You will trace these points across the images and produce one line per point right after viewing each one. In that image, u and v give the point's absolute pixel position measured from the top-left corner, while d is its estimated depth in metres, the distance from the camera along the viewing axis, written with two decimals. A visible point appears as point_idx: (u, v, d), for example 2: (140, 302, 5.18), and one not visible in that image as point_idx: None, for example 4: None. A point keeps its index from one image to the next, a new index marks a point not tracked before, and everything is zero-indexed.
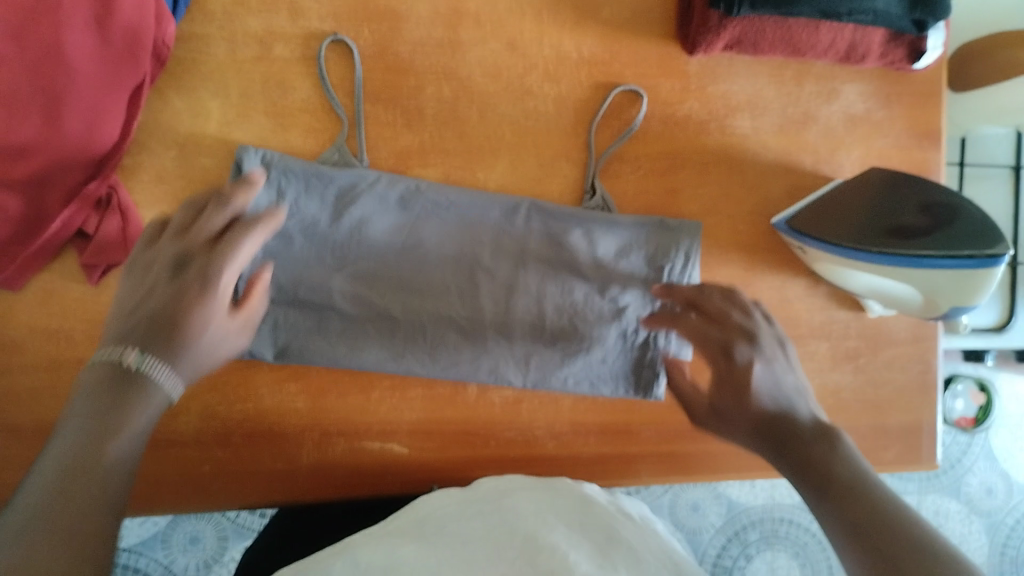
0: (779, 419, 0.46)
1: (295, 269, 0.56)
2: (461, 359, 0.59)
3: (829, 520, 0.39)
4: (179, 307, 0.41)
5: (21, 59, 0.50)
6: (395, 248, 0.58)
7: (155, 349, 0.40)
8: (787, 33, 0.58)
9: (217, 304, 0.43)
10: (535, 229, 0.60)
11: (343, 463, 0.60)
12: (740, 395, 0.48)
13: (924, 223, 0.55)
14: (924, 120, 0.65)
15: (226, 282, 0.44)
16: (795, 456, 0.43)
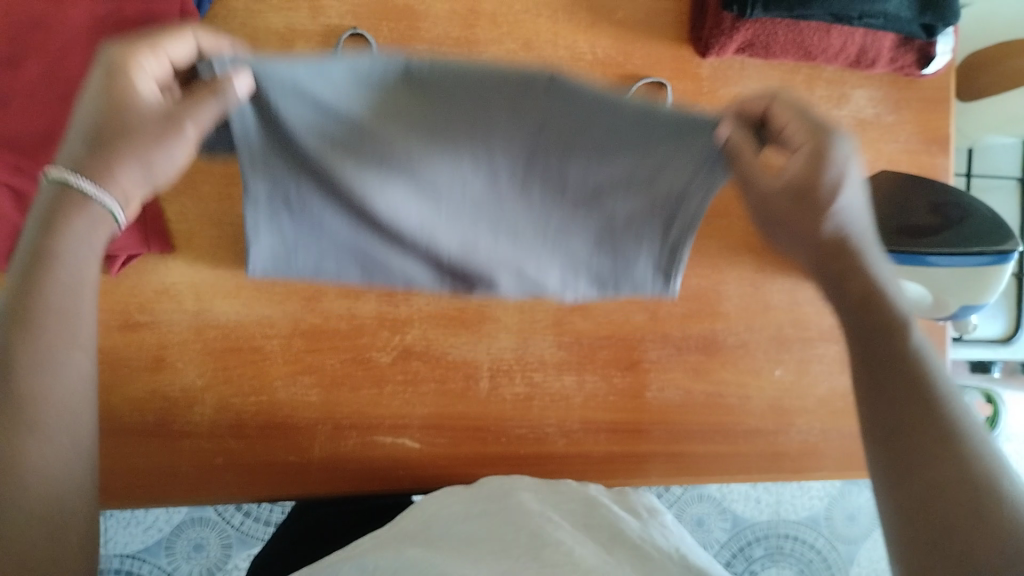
0: (868, 307, 0.44)
1: (286, 158, 0.47)
2: (483, 267, 0.57)
3: (874, 400, 0.40)
4: (109, 127, 0.39)
5: (41, 52, 0.52)
6: (392, 134, 0.45)
7: (84, 164, 0.39)
8: (798, 36, 0.59)
9: (152, 130, 0.40)
10: (560, 101, 0.42)
11: (356, 457, 0.60)
12: (808, 227, 0.46)
13: (934, 221, 0.55)
14: (932, 126, 0.66)
15: (142, 81, 0.39)
16: (876, 354, 0.42)
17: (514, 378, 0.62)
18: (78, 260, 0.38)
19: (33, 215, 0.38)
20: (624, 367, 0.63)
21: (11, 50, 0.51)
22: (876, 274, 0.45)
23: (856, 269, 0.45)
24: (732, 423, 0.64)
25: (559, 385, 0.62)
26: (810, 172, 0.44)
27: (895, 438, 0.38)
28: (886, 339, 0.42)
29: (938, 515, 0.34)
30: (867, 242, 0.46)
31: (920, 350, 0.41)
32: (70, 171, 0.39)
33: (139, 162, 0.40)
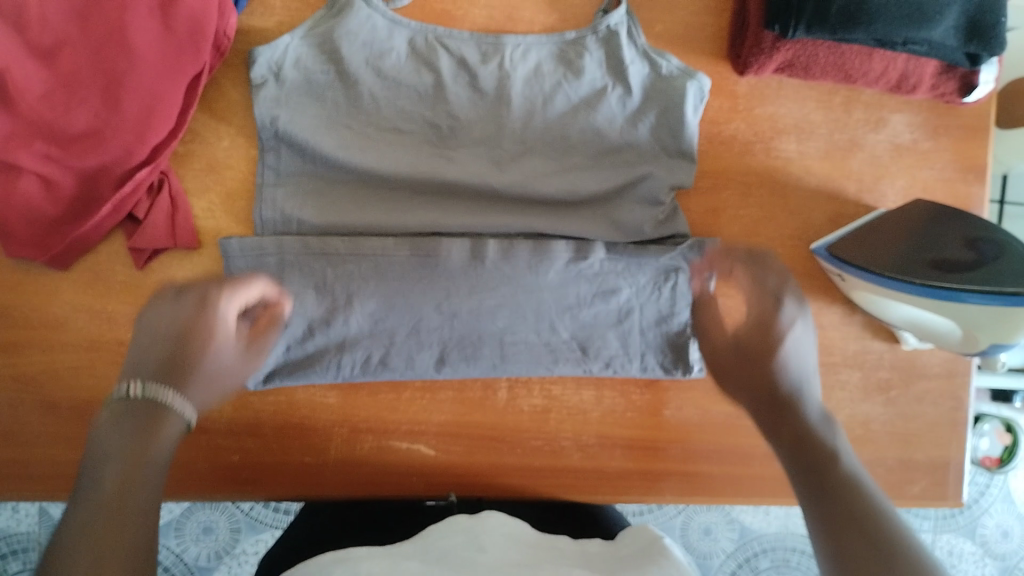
0: (794, 427, 0.43)
1: (341, 200, 0.59)
2: (466, 163, 0.59)
3: (804, 481, 0.40)
4: (179, 362, 0.47)
5: (84, 44, 0.52)
6: (456, 218, 0.60)
7: (171, 379, 0.46)
8: (839, 58, 0.58)
9: (230, 376, 0.50)
10: (575, 174, 0.60)
11: (369, 462, 0.60)
12: (755, 377, 0.46)
13: (968, 258, 0.54)
14: (971, 154, 0.64)
15: (229, 311, 0.50)
16: (819, 487, 0.39)
17: (532, 389, 0.62)
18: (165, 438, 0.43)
19: (112, 430, 0.42)
20: (643, 385, 0.63)
21: (52, 40, 0.52)
22: (812, 420, 0.43)
23: (801, 426, 0.43)
24: (750, 447, 0.64)
25: (577, 400, 0.62)
26: (762, 324, 0.48)
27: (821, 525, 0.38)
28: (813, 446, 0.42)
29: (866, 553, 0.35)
30: (806, 398, 0.45)
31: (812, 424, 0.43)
32: (157, 390, 0.45)
33: (203, 374, 0.48)
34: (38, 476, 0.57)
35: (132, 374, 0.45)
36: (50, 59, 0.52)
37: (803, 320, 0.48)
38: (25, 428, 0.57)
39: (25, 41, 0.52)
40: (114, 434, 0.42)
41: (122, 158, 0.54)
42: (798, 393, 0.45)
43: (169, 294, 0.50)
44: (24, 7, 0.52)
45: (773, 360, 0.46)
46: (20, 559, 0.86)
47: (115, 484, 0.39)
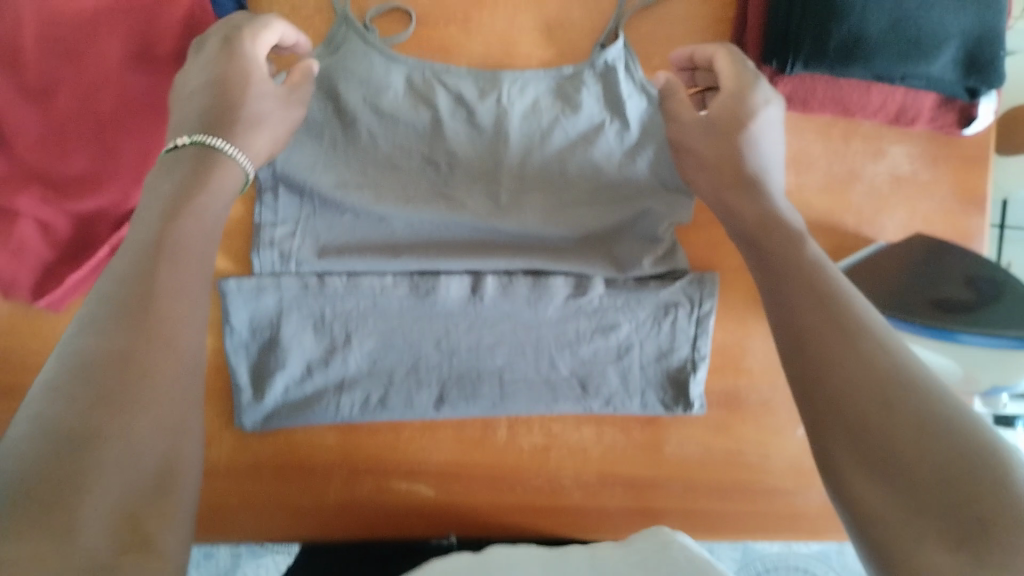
0: (806, 285, 0.41)
1: (342, 238, 0.59)
2: (465, 200, 0.59)
3: (797, 321, 0.40)
4: (238, 100, 0.46)
5: (79, 87, 0.51)
6: (458, 258, 0.59)
7: (228, 132, 0.45)
8: (838, 92, 0.58)
9: (268, 113, 0.48)
10: (575, 208, 0.60)
11: (368, 503, 0.60)
12: (712, 154, 0.50)
13: (967, 297, 0.54)
14: (971, 185, 0.63)
15: (255, 50, 0.47)
16: (784, 315, 0.41)
17: (532, 427, 0.61)
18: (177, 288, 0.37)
19: (176, 172, 0.42)
20: (644, 421, 0.63)
21: (47, 83, 0.51)
22: (772, 203, 0.48)
23: (792, 264, 0.43)
24: (751, 482, 0.63)
25: (577, 437, 0.62)
26: (733, 103, 0.50)
27: (802, 354, 0.39)
28: (806, 284, 0.41)
29: (895, 431, 0.34)
30: (765, 180, 0.49)
31: (807, 268, 0.42)
32: (217, 139, 0.44)
33: (257, 129, 0.47)
34: None
35: (179, 130, 0.44)
36: (44, 101, 0.51)
37: (768, 115, 0.50)
38: None
39: (19, 82, 0.51)
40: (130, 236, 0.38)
41: (118, 202, 0.53)
42: (757, 178, 0.49)
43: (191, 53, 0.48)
44: (18, 48, 0.50)
45: (742, 146, 0.49)
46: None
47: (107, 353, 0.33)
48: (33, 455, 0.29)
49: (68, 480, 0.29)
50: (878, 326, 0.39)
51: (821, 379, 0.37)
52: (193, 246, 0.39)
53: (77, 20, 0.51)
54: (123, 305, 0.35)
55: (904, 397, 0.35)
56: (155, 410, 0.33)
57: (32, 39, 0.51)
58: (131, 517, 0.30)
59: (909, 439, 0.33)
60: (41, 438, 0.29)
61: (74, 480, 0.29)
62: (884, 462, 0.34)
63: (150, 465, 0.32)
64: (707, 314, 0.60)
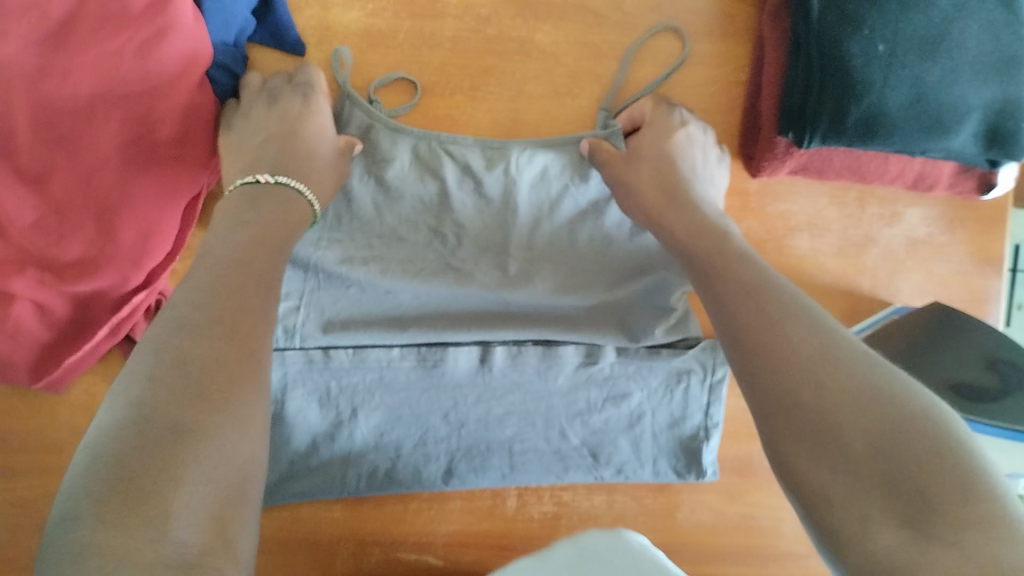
0: (740, 285, 0.41)
1: (350, 309, 0.57)
2: (472, 270, 0.58)
3: (733, 317, 0.40)
4: (301, 145, 0.52)
5: (75, 171, 0.50)
6: (465, 328, 0.58)
7: (288, 170, 0.51)
8: (855, 161, 0.56)
9: (330, 152, 0.53)
10: (584, 275, 0.59)
11: (378, 573, 0.59)
12: (651, 167, 0.54)
13: (993, 382, 0.54)
14: (987, 247, 0.62)
15: (323, 106, 0.55)
16: (719, 313, 0.41)
17: (543, 496, 0.61)
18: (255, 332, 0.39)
19: (242, 202, 0.47)
20: (656, 488, 0.62)
21: (42, 167, 0.50)
22: (701, 211, 0.50)
23: (733, 263, 0.43)
24: (765, 547, 0.62)
25: (589, 505, 0.61)
26: (660, 124, 0.56)
27: (738, 347, 0.39)
28: (741, 279, 0.42)
29: (829, 403, 0.33)
30: (691, 186, 0.53)
31: (749, 265, 0.43)
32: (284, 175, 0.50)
33: (319, 168, 0.52)
34: None
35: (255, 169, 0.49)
36: (39, 186, 0.50)
37: (694, 137, 0.56)
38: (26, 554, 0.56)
39: (13, 167, 0.50)
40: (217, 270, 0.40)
41: (117, 285, 0.52)
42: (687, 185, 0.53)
43: (260, 99, 0.54)
44: (13, 132, 0.49)
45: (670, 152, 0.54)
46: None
47: (206, 358, 0.35)
48: (121, 441, 0.31)
49: (155, 467, 0.30)
50: (810, 311, 0.38)
51: (758, 368, 0.37)
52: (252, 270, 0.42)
53: (71, 106, 0.49)
54: (205, 319, 0.37)
55: (835, 375, 0.34)
56: (241, 420, 0.35)
57: (24, 126, 0.49)
58: (215, 517, 0.31)
59: (846, 417, 0.32)
60: (138, 429, 0.31)
61: (167, 471, 0.31)
62: (823, 444, 0.32)
63: (233, 473, 0.33)
64: (720, 381, 0.60)
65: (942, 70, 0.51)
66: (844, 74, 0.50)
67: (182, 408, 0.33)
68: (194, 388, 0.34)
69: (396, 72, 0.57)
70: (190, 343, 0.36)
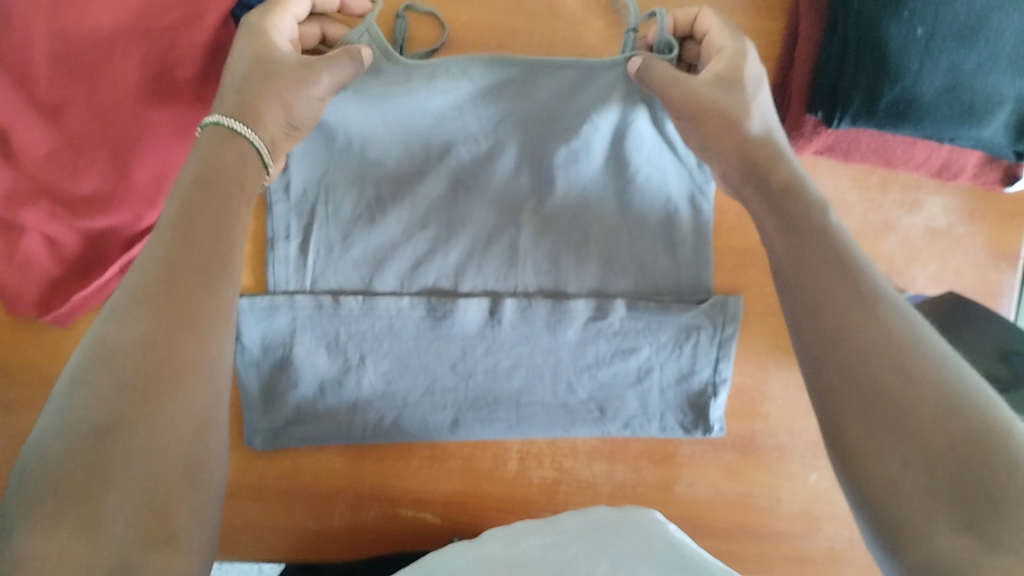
0: (808, 250, 0.40)
1: (364, 252, 0.57)
2: (490, 217, 0.58)
3: (810, 286, 0.39)
4: (257, 69, 0.45)
5: (92, 104, 0.50)
6: (476, 270, 0.58)
7: (235, 107, 0.44)
8: (882, 145, 0.56)
9: (295, 73, 0.46)
10: (602, 223, 0.59)
11: (375, 529, 0.59)
12: (720, 116, 0.48)
13: (1002, 372, 0.52)
14: (1006, 241, 0.62)
15: (278, 27, 0.48)
16: (796, 284, 0.40)
17: (543, 461, 0.61)
18: (207, 268, 0.36)
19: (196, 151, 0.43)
20: (656, 460, 0.62)
21: (58, 98, 0.50)
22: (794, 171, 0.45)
23: (806, 223, 0.41)
24: (760, 524, 0.62)
25: (588, 473, 0.61)
26: (732, 65, 0.49)
27: (814, 332, 0.38)
28: (812, 246, 0.40)
29: (902, 393, 0.32)
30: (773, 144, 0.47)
31: (822, 225, 0.41)
32: (228, 116, 0.44)
33: (283, 101, 0.45)
34: None
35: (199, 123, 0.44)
36: (55, 118, 0.50)
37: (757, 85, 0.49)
38: None
39: (31, 96, 0.50)
40: (210, 215, 0.38)
41: (131, 222, 0.51)
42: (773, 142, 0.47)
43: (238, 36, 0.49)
44: (31, 63, 0.49)
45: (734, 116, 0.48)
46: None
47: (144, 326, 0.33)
48: (60, 441, 0.30)
49: (94, 454, 0.30)
50: (888, 295, 0.37)
51: (833, 351, 0.36)
52: (219, 193, 0.39)
53: (92, 38, 0.49)
54: (159, 262, 0.36)
55: (920, 367, 0.33)
56: (185, 398, 0.33)
57: (44, 58, 0.49)
58: (151, 508, 0.30)
59: (923, 411, 0.31)
60: (114, 391, 0.31)
61: (99, 473, 0.29)
62: (895, 432, 0.32)
63: (171, 455, 0.32)
64: (730, 338, 0.59)
65: (979, 59, 0.50)
66: (880, 57, 0.50)
67: (109, 404, 0.31)
68: (124, 376, 0.32)
69: (430, 7, 0.56)
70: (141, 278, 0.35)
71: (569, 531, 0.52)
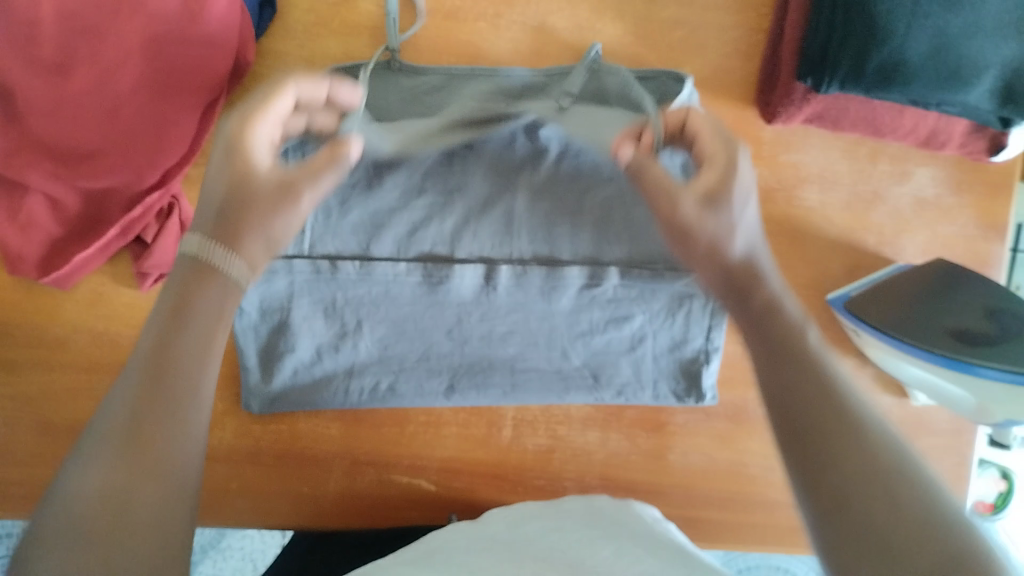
0: (789, 364, 0.42)
1: (361, 215, 0.56)
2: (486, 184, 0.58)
3: (792, 412, 0.40)
4: (236, 196, 0.42)
5: (95, 63, 0.50)
6: (470, 235, 0.58)
7: (217, 235, 0.42)
8: (870, 113, 0.57)
9: (273, 197, 0.43)
10: (598, 191, 0.58)
11: (370, 493, 0.60)
12: (706, 235, 0.47)
13: (990, 330, 0.53)
14: (993, 213, 0.63)
15: (260, 137, 0.44)
16: (780, 402, 0.41)
17: (538, 429, 0.61)
18: (194, 352, 0.38)
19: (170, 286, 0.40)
20: (650, 429, 0.62)
21: (62, 56, 0.49)
22: (772, 286, 0.46)
23: (779, 322, 0.44)
24: (753, 493, 0.63)
25: (582, 441, 0.62)
26: (723, 179, 0.47)
27: (807, 449, 0.38)
28: (799, 363, 0.42)
29: (888, 515, 0.33)
30: (761, 262, 0.48)
31: (803, 339, 0.43)
32: (202, 241, 0.41)
33: (265, 234, 0.43)
34: (29, 497, 0.56)
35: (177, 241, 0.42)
36: (59, 76, 0.50)
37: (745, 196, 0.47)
38: (20, 448, 0.56)
39: (32, 56, 0.49)
40: (182, 339, 0.38)
41: (131, 182, 0.52)
42: (759, 267, 0.47)
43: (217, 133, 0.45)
44: (35, 20, 0.49)
45: (725, 239, 0.47)
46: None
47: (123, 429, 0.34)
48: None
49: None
50: (868, 411, 0.38)
51: (823, 465, 0.36)
52: (212, 305, 0.40)
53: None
54: (145, 378, 0.36)
55: (908, 489, 0.34)
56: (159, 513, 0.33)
57: (48, 14, 0.49)
58: None
59: (912, 527, 0.32)
60: (80, 519, 0.31)
61: None
62: (886, 550, 0.32)
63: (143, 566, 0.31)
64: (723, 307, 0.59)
65: (964, 23, 0.51)
66: (868, 21, 0.51)
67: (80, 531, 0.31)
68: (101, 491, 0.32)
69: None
70: (123, 397, 0.36)
71: (584, 520, 0.52)
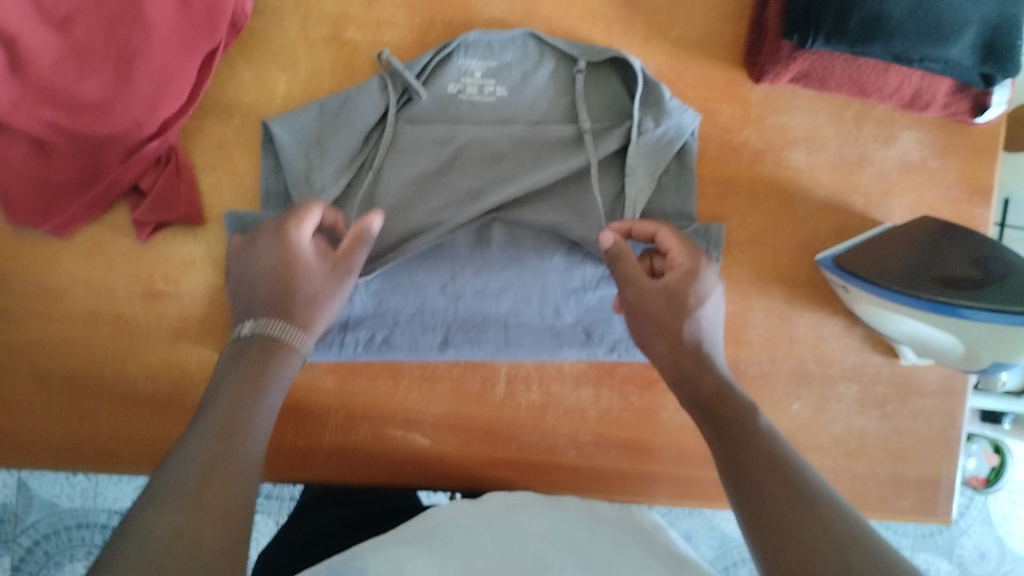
0: (737, 421, 0.44)
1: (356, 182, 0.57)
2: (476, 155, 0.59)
3: (734, 463, 0.42)
4: (287, 288, 0.47)
5: (97, 13, 0.52)
6: None
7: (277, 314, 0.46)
8: (855, 72, 0.59)
9: (327, 288, 0.48)
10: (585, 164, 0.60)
11: (365, 447, 0.61)
12: (672, 326, 0.49)
13: (975, 275, 0.54)
14: (978, 175, 0.64)
15: (302, 234, 0.48)
16: (729, 460, 0.42)
17: (531, 385, 0.62)
18: (255, 423, 0.40)
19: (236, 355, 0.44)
20: (641, 386, 0.63)
21: (69, 8, 0.52)
22: (723, 374, 0.48)
23: (733, 400, 0.45)
24: None
25: (575, 398, 0.62)
26: (685, 279, 0.50)
27: (751, 509, 0.39)
28: (744, 429, 0.43)
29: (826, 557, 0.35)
30: (715, 354, 0.49)
31: (751, 407, 0.45)
32: (272, 323, 0.46)
33: (316, 312, 0.48)
34: (26, 446, 0.57)
35: (241, 319, 0.46)
36: (63, 27, 0.52)
37: (714, 296, 0.51)
38: (18, 397, 0.56)
39: (39, 9, 0.52)
40: (242, 416, 0.39)
41: (132, 130, 0.53)
42: (710, 352, 0.49)
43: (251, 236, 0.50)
44: None
45: (686, 335, 0.49)
46: (55, 541, 0.88)
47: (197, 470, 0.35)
48: None
49: None
50: (807, 471, 0.41)
51: (761, 520, 0.38)
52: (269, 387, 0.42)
53: None
54: (214, 431, 0.38)
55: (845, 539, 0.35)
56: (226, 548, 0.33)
57: None
58: None
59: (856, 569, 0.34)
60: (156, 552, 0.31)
61: None
62: None
63: None
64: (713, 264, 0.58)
65: None
66: None
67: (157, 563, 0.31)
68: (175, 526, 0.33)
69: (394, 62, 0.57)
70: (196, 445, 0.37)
71: (583, 528, 0.50)
